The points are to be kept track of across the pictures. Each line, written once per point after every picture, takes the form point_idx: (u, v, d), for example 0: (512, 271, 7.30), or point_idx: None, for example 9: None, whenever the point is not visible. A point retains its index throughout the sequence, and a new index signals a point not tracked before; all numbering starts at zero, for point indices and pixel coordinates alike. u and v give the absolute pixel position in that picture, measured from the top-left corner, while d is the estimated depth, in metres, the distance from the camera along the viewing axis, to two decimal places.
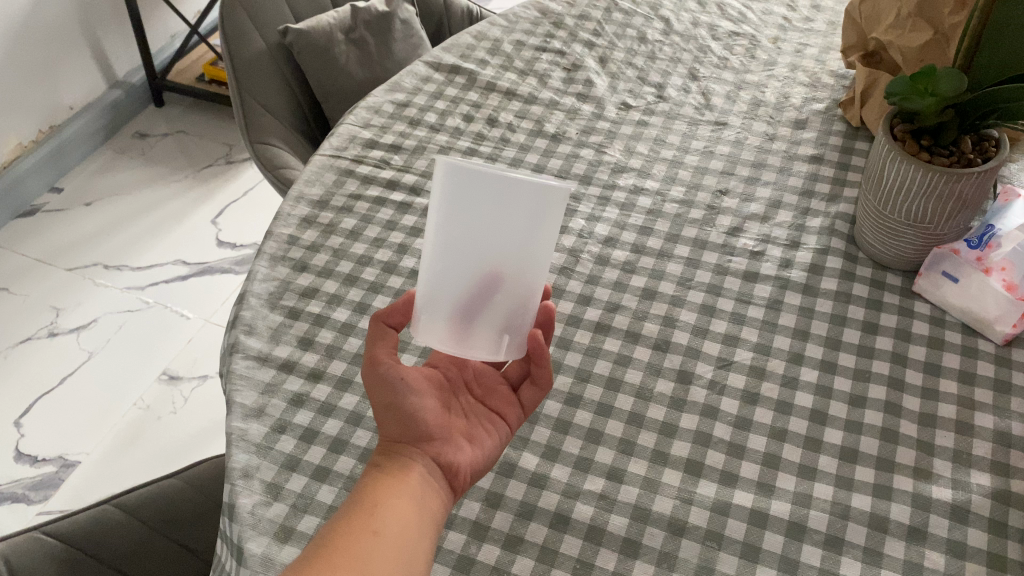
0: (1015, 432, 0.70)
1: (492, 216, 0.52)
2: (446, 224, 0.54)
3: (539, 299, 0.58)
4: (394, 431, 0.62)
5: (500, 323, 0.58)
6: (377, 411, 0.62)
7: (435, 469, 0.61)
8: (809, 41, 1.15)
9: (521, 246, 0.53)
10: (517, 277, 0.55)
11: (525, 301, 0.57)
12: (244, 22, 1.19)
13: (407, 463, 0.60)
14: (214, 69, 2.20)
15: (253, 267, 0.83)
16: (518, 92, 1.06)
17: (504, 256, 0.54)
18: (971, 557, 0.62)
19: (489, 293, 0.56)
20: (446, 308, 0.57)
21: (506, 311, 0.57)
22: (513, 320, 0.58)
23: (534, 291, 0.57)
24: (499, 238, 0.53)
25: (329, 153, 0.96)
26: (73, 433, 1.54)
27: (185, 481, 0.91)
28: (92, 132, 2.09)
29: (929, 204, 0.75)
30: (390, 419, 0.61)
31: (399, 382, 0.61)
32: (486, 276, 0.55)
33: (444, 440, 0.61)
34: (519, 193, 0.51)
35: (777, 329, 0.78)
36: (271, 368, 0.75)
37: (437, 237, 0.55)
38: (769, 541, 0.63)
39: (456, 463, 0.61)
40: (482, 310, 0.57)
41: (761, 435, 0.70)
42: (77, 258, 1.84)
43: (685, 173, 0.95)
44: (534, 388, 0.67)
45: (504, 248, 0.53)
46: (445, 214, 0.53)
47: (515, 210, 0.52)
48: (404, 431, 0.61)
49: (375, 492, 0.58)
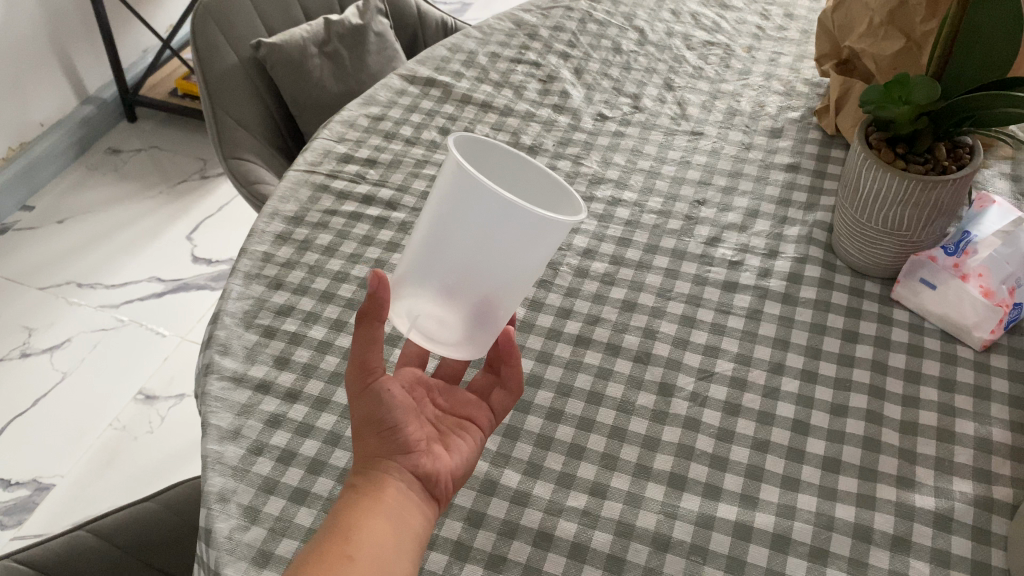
0: (996, 438, 0.70)
1: (484, 228, 0.53)
2: (442, 219, 0.55)
3: (506, 318, 0.59)
4: (378, 445, 0.60)
5: (469, 330, 0.59)
6: (357, 423, 0.60)
7: (416, 484, 0.60)
8: (783, 50, 1.15)
9: (500, 262, 0.55)
10: (499, 291, 0.57)
11: (490, 316, 0.58)
12: (216, 36, 1.18)
13: (388, 480, 0.59)
14: (187, 83, 2.18)
15: (227, 285, 0.82)
16: (494, 104, 1.05)
17: (480, 268, 0.55)
18: (956, 566, 0.62)
19: (457, 299, 0.57)
20: (418, 299, 0.58)
21: (470, 320, 0.58)
22: (475, 329, 0.59)
23: (501, 308, 0.58)
24: (494, 251, 0.54)
25: (304, 169, 0.95)
26: (47, 455, 1.51)
27: (160, 504, 0.89)
28: (64, 149, 2.06)
29: (904, 211, 0.75)
30: (372, 433, 0.59)
31: (389, 394, 0.59)
32: (459, 280, 0.56)
33: (425, 452, 0.61)
34: (520, 219, 0.52)
35: (757, 339, 0.78)
36: (247, 389, 0.73)
37: (431, 226, 0.56)
38: (754, 554, 0.63)
39: (437, 475, 0.61)
40: (448, 313, 0.58)
41: (743, 447, 0.70)
42: (49, 277, 1.81)
43: (662, 184, 0.95)
44: (504, 391, 0.68)
45: (483, 261, 0.55)
46: (447, 211, 0.55)
47: (507, 231, 0.53)
48: (385, 445, 0.59)
49: (355, 517, 0.57)
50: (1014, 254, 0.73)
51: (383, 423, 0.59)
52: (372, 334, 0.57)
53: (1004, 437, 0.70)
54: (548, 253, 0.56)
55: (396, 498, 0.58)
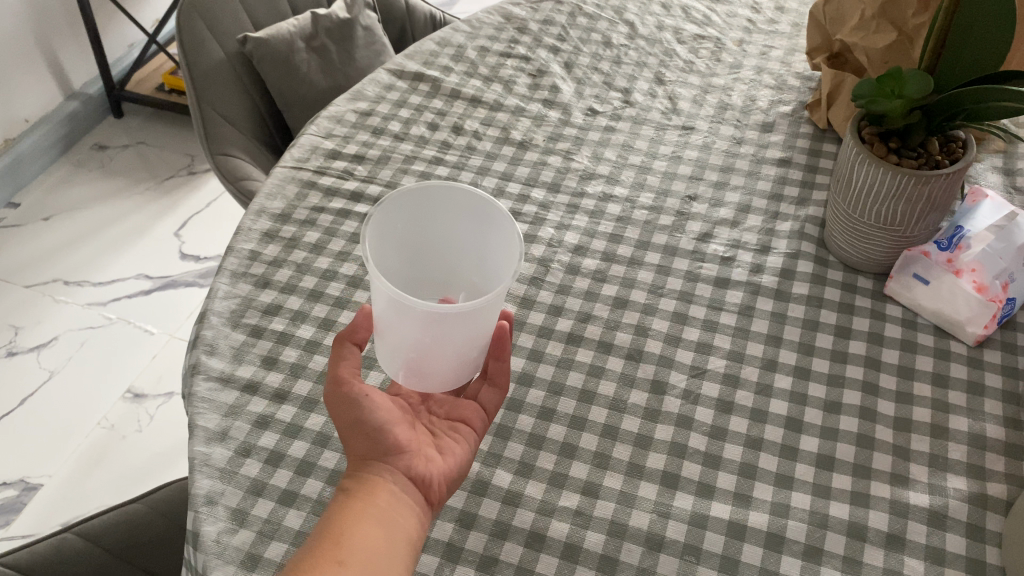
0: (990, 434, 0.70)
1: (422, 320, 0.57)
2: (386, 311, 0.59)
3: (475, 363, 0.64)
4: (365, 451, 0.60)
5: (444, 381, 0.64)
6: (343, 430, 0.60)
7: (408, 484, 0.59)
8: (774, 43, 1.15)
9: (450, 339, 0.59)
10: (458, 355, 0.61)
11: (460, 368, 0.63)
12: (202, 31, 1.16)
13: (378, 482, 0.59)
14: (174, 78, 2.16)
15: (213, 284, 0.81)
16: (484, 99, 1.04)
17: (433, 347, 0.60)
18: (951, 563, 0.62)
19: (424, 367, 0.62)
20: (393, 365, 0.63)
21: (443, 377, 0.63)
22: (451, 379, 0.64)
23: (468, 360, 0.63)
24: (430, 336, 0.59)
25: (290, 165, 0.93)
26: (34, 455, 1.49)
27: (148, 505, 0.88)
28: (49, 145, 2.04)
29: (898, 206, 0.75)
30: (358, 438, 0.60)
31: (370, 398, 0.60)
32: (418, 357, 0.61)
33: (415, 453, 0.60)
34: (450, 313, 0.56)
35: (749, 335, 0.77)
36: (235, 390, 0.72)
37: (381, 313, 0.60)
38: (748, 554, 0.62)
39: (429, 474, 0.60)
40: (422, 376, 0.63)
41: (737, 445, 0.69)
42: (35, 275, 1.80)
43: (654, 179, 0.94)
44: (493, 388, 0.68)
45: (434, 343, 0.59)
46: (387, 308, 0.59)
47: (443, 319, 0.57)
48: (372, 449, 0.60)
49: (345, 519, 0.56)
50: (1007, 248, 0.73)
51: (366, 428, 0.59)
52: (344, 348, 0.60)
53: (998, 433, 0.70)
54: (489, 318, 0.59)
55: (387, 500, 0.58)
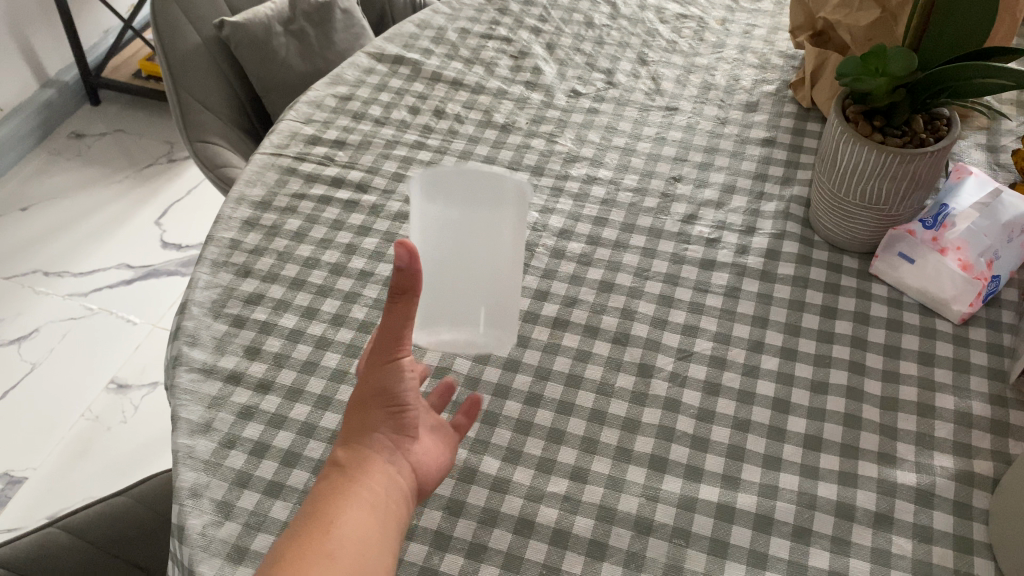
0: (976, 411, 0.70)
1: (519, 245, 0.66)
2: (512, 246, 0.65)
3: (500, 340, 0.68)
4: (381, 421, 0.59)
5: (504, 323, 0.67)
6: (361, 398, 0.59)
7: (408, 466, 0.59)
8: (757, 22, 1.14)
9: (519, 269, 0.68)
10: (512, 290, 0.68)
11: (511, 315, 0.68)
12: (178, 16, 1.15)
13: (379, 458, 0.58)
14: (150, 64, 2.12)
15: (194, 274, 0.80)
16: (465, 82, 1.03)
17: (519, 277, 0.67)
18: (938, 541, 0.62)
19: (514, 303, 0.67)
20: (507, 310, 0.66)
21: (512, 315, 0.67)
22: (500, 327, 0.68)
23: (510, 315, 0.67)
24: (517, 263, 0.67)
25: (270, 151, 0.93)
26: (18, 448, 1.48)
27: (133, 497, 0.87)
28: (23, 135, 2.01)
29: (882, 185, 0.74)
30: (373, 408, 0.59)
31: (404, 373, 0.59)
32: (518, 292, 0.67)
33: (415, 438, 0.60)
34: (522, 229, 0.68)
35: (736, 318, 0.77)
36: (217, 380, 0.72)
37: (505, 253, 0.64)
38: (736, 536, 0.62)
39: (421, 463, 0.60)
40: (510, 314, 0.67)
41: (725, 427, 0.69)
42: (13, 267, 1.77)
43: (638, 161, 0.93)
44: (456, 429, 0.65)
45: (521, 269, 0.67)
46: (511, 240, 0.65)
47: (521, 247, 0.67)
48: (385, 422, 0.59)
49: (341, 489, 0.55)
50: (992, 226, 0.73)
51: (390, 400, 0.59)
52: (403, 314, 0.57)
53: (985, 411, 0.70)
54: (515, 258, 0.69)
55: (389, 480, 0.57)
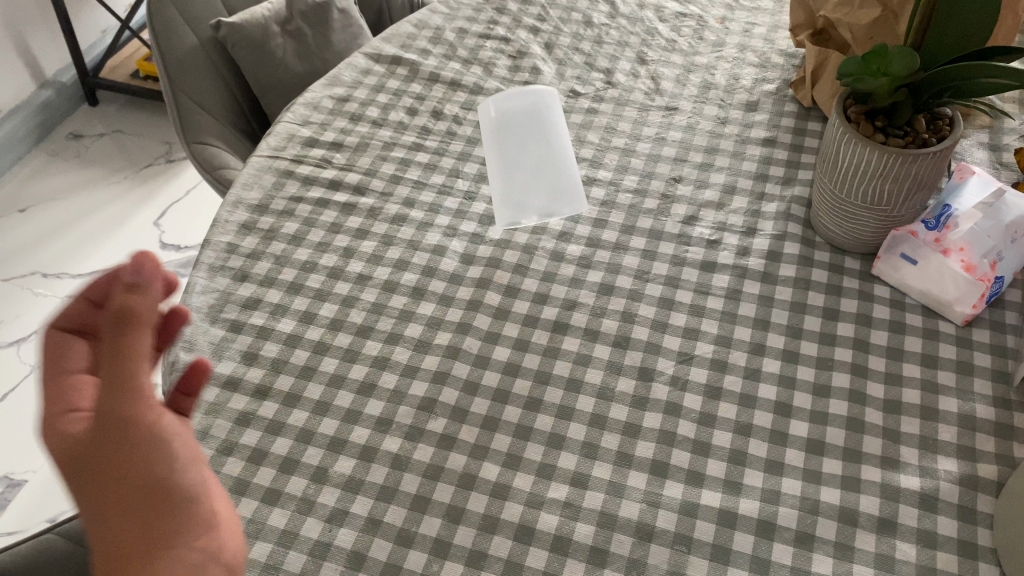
0: (980, 414, 0.69)
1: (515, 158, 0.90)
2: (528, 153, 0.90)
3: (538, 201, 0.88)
4: (150, 516, 0.45)
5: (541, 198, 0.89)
6: (118, 494, 0.45)
7: (215, 564, 0.46)
8: (757, 20, 1.13)
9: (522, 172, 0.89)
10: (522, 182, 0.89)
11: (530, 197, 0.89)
12: (174, 16, 1.14)
13: (165, 563, 0.44)
14: (148, 64, 2.12)
15: (190, 279, 0.80)
16: (463, 82, 1.02)
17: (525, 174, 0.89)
18: (943, 546, 0.61)
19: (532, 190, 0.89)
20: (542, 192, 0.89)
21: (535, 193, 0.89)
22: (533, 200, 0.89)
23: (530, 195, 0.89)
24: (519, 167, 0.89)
25: (267, 154, 0.92)
26: (18, 451, 1.48)
27: None
28: (20, 136, 2.01)
29: (884, 186, 0.74)
30: (137, 503, 0.45)
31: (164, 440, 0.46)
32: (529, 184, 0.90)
33: (209, 528, 0.47)
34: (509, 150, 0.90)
35: (737, 320, 0.76)
36: (214, 387, 0.71)
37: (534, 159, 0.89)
38: (739, 541, 0.62)
39: (224, 553, 0.46)
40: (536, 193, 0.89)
41: (726, 431, 0.68)
42: (10, 269, 1.77)
43: (638, 162, 0.93)
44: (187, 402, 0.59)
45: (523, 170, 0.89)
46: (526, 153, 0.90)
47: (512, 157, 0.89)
48: (158, 517, 0.45)
49: None
50: (995, 227, 0.71)
51: (159, 484, 0.46)
52: (137, 342, 0.45)
53: (988, 414, 0.69)
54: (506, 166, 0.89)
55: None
